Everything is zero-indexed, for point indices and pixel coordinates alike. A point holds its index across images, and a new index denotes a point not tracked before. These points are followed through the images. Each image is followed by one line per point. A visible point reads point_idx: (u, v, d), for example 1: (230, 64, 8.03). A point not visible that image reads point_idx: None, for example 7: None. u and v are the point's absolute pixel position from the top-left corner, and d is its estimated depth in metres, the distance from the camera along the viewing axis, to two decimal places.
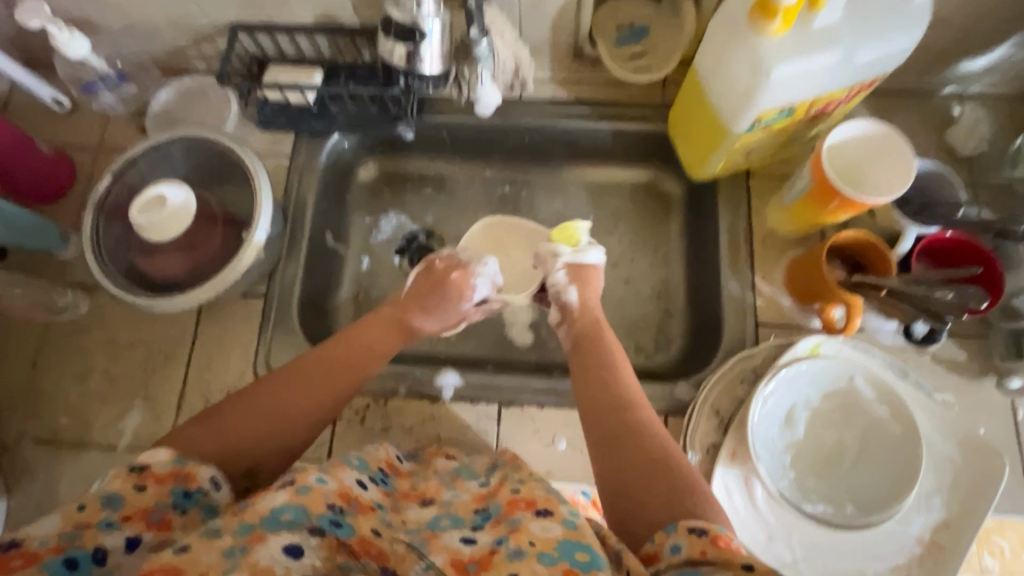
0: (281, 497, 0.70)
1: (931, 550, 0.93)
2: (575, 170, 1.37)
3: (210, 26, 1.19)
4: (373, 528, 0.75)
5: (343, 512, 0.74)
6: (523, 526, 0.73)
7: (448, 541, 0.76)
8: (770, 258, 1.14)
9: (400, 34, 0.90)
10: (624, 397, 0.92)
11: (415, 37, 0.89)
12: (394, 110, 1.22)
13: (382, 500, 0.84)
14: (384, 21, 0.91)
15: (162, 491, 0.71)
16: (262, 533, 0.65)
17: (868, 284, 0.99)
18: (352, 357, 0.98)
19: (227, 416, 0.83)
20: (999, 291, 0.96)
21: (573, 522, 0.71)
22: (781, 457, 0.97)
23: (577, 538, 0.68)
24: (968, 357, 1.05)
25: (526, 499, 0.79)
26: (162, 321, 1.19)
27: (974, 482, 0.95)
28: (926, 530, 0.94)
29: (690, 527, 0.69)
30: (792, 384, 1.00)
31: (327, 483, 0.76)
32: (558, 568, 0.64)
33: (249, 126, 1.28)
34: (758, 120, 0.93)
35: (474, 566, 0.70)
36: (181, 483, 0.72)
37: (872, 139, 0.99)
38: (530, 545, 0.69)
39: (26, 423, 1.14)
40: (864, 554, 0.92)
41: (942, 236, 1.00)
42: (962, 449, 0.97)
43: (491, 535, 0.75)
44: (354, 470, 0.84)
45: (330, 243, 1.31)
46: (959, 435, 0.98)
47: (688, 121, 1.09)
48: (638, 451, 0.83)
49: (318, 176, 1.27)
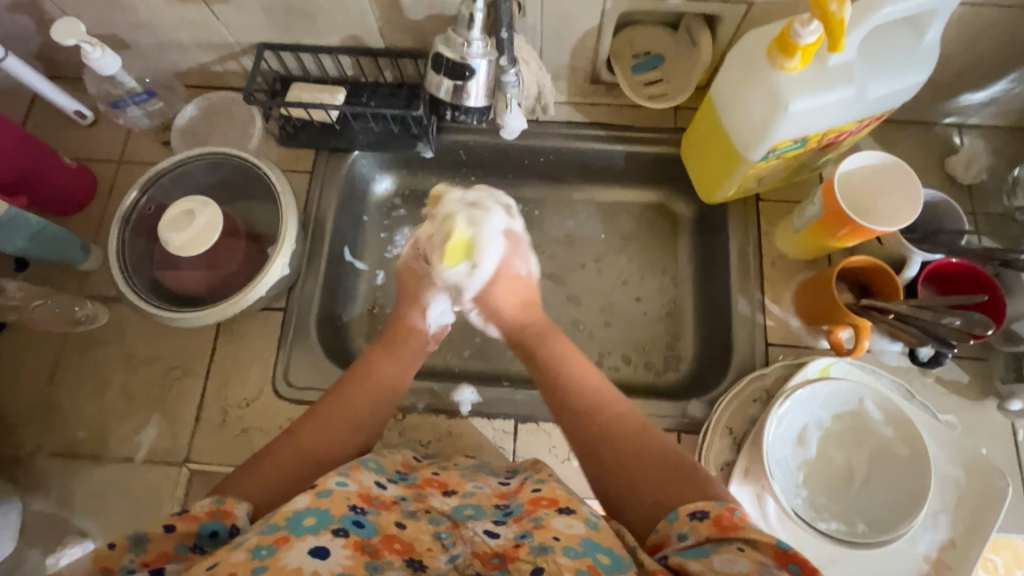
0: (304, 500, 0.72)
1: (937, 568, 0.96)
2: (587, 190, 1.41)
3: (237, 45, 1.22)
4: (395, 523, 0.77)
5: (365, 513, 0.75)
6: (546, 522, 0.73)
7: (472, 533, 0.78)
8: (780, 280, 1.18)
9: (450, 71, 0.92)
10: (591, 391, 0.94)
11: (465, 74, 0.92)
12: (415, 130, 1.25)
13: (404, 493, 0.85)
14: (435, 58, 0.93)
15: (191, 530, 0.70)
16: (288, 535, 0.67)
17: (876, 309, 1.03)
18: (368, 397, 0.99)
19: (249, 468, 0.83)
20: (1002, 317, 1.00)
21: (595, 521, 0.73)
22: (794, 476, 1.00)
23: (600, 539, 0.69)
24: (970, 380, 1.09)
25: (547, 496, 0.80)
26: (180, 333, 1.20)
27: (979, 501, 0.98)
28: (933, 548, 0.97)
29: (691, 513, 0.71)
30: (804, 405, 1.03)
31: (347, 486, 0.78)
32: (582, 562, 0.66)
33: (270, 142, 1.30)
34: (772, 150, 0.97)
35: (500, 558, 0.72)
36: (216, 519, 0.71)
37: (879, 169, 1.03)
38: (554, 540, 0.70)
39: (43, 434, 1.14)
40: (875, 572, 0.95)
41: (948, 264, 1.03)
42: (966, 469, 1.01)
43: (514, 530, 0.76)
44: (372, 472, 0.85)
45: (347, 258, 1.33)
46: (964, 453, 1.01)
47: (703, 148, 1.13)
48: (631, 445, 0.84)
49: (338, 192, 1.29)
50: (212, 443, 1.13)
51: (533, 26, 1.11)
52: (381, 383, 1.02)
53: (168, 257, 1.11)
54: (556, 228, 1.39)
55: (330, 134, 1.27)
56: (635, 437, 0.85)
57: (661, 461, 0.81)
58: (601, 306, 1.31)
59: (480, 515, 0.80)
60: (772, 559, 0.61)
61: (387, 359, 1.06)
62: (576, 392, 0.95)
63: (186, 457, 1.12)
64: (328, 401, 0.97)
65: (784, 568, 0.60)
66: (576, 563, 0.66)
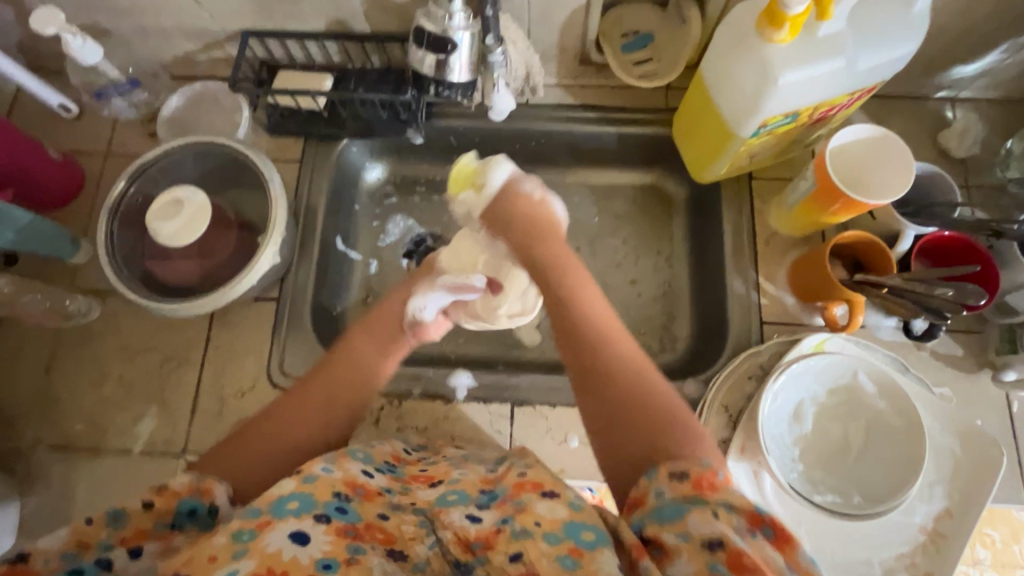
0: (288, 486, 0.72)
1: (933, 538, 0.96)
2: (580, 173, 1.40)
3: (221, 32, 1.20)
4: (378, 513, 0.77)
5: (348, 500, 0.76)
6: (528, 507, 0.74)
7: (455, 518, 0.77)
8: (774, 258, 1.17)
9: (432, 45, 0.90)
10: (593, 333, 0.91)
11: (447, 49, 0.90)
12: (405, 115, 1.24)
13: (390, 484, 0.85)
14: (416, 32, 0.90)
15: (167, 510, 0.70)
16: (270, 519, 0.68)
17: (869, 283, 1.02)
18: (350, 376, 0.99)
19: (230, 445, 0.83)
20: (995, 288, 1.00)
21: (578, 504, 0.73)
22: (790, 451, 1.01)
23: (583, 519, 0.69)
24: (964, 352, 1.09)
25: (532, 480, 0.80)
26: (174, 325, 1.20)
27: (973, 471, 0.99)
28: (929, 519, 0.97)
29: (673, 472, 0.69)
30: (800, 380, 1.03)
31: (332, 473, 0.78)
32: (563, 547, 0.66)
33: (259, 131, 1.29)
34: (763, 125, 0.97)
35: (479, 544, 0.72)
36: (195, 498, 0.72)
37: (871, 142, 1.02)
38: (535, 525, 0.71)
39: (39, 429, 1.14)
40: (870, 543, 0.96)
41: (940, 236, 1.03)
42: (961, 440, 1.01)
43: (496, 515, 0.76)
44: (358, 462, 0.85)
45: (340, 247, 1.32)
46: (959, 425, 1.02)
47: (695, 127, 1.12)
48: (629, 395, 0.82)
49: (329, 180, 1.28)
50: (210, 435, 1.12)
51: (520, 5, 1.09)
52: (368, 369, 1.01)
53: (157, 249, 1.10)
54: None
55: (319, 121, 1.26)
56: (633, 383, 0.83)
57: (651, 412, 0.79)
58: None
59: (463, 501, 0.80)
60: (746, 524, 0.61)
61: (369, 341, 1.05)
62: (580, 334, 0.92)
63: (184, 448, 1.12)
64: (309, 386, 0.95)
65: (757, 532, 0.60)
66: (558, 548, 0.66)
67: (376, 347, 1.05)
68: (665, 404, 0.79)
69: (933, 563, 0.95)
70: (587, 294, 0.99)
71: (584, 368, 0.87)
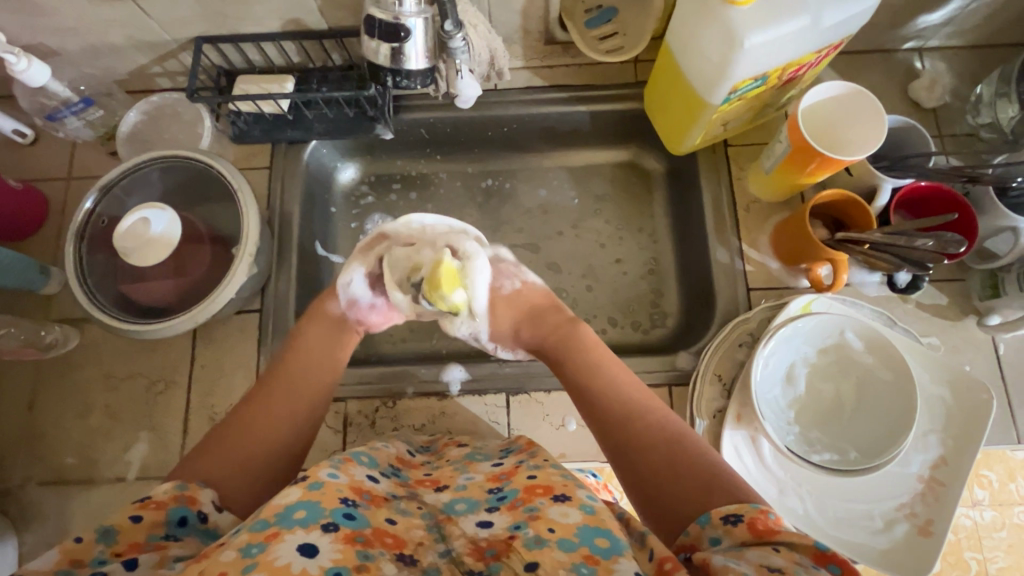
0: (295, 495, 0.70)
1: (931, 486, 0.98)
2: (556, 156, 1.38)
3: (173, 42, 1.16)
4: (386, 519, 0.76)
5: (357, 505, 0.74)
6: (541, 513, 0.74)
7: (465, 527, 0.77)
8: (755, 224, 1.17)
9: (385, 33, 0.88)
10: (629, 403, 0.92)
11: (400, 36, 0.89)
12: (371, 111, 1.21)
13: (396, 490, 0.85)
14: (367, 20, 0.88)
15: (158, 520, 0.69)
16: (279, 529, 0.65)
17: (851, 240, 1.02)
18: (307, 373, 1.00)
19: (213, 457, 0.82)
20: (974, 234, 1.00)
21: (590, 507, 0.74)
22: (785, 413, 1.02)
23: (597, 523, 0.71)
24: (948, 301, 1.11)
25: (542, 484, 0.80)
26: (156, 347, 1.17)
27: (967, 416, 1.00)
28: (925, 467, 0.99)
29: (724, 517, 0.70)
30: (791, 343, 1.03)
31: (338, 478, 0.78)
32: (579, 554, 0.67)
33: (223, 141, 1.25)
34: (733, 91, 0.96)
35: (493, 551, 0.72)
36: (183, 505, 0.71)
37: (842, 100, 1.02)
38: (550, 532, 0.71)
39: (29, 465, 1.12)
40: (867, 497, 0.98)
41: (919, 187, 1.04)
42: (952, 387, 1.02)
43: (508, 519, 0.76)
44: (364, 466, 0.85)
45: (320, 252, 1.30)
46: (950, 372, 1.02)
47: (667, 99, 1.11)
48: (671, 454, 0.83)
49: (301, 185, 1.25)
50: None
51: None
52: (321, 362, 1.03)
53: (130, 271, 1.07)
54: (528, 198, 1.37)
55: (285, 125, 1.23)
56: (668, 444, 0.84)
57: (694, 464, 0.80)
58: (582, 272, 1.30)
59: (472, 508, 0.80)
60: (812, 561, 0.60)
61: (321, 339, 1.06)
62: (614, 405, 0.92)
63: None
64: (272, 384, 0.97)
65: (824, 568, 0.59)
66: (573, 556, 0.67)
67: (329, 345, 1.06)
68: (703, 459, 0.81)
69: (933, 510, 0.96)
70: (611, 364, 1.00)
71: (618, 448, 0.88)
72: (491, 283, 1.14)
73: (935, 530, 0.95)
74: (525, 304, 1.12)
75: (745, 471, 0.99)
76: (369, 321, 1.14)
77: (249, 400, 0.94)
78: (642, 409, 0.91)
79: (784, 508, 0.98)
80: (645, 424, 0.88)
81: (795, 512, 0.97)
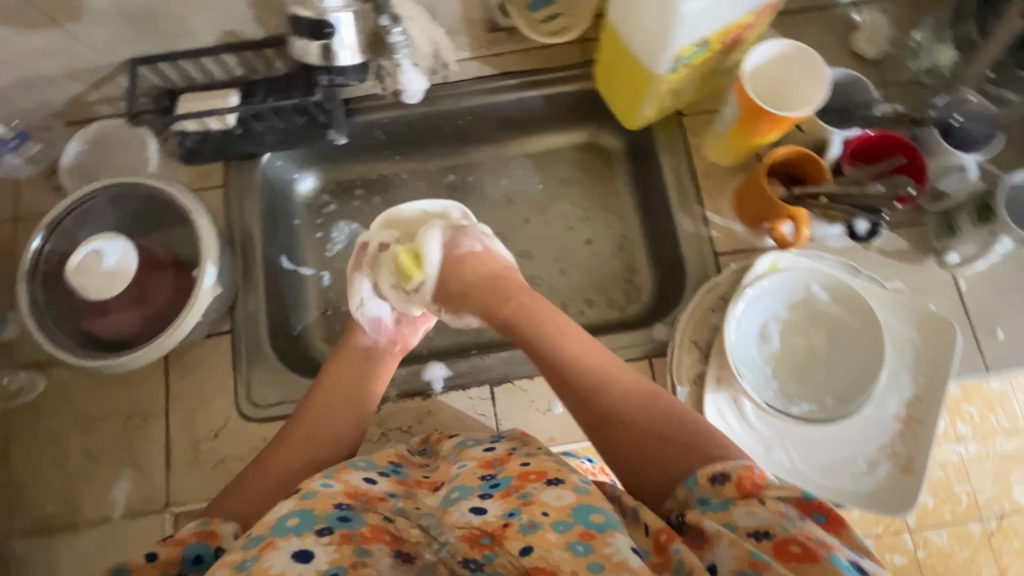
0: (285, 506, 0.72)
1: (908, 424, 1.01)
2: (516, 144, 1.36)
3: (106, 66, 1.13)
4: (383, 517, 0.76)
5: (350, 507, 0.75)
6: (535, 497, 0.72)
7: (459, 515, 0.76)
8: (716, 191, 1.19)
9: (311, 32, 0.97)
10: (597, 376, 0.93)
11: (325, 31, 0.97)
12: (322, 117, 1.18)
13: (394, 489, 0.84)
14: (294, 20, 0.97)
15: (172, 558, 0.72)
16: (271, 540, 0.66)
17: (807, 194, 1.03)
18: (341, 397, 1.03)
19: (242, 489, 0.90)
20: (924, 175, 1.02)
21: (584, 487, 0.72)
22: (763, 370, 1.03)
23: (591, 501, 0.69)
24: (909, 245, 1.13)
25: (535, 470, 0.78)
26: (128, 381, 1.14)
27: (934, 353, 1.03)
28: (901, 407, 1.02)
29: (710, 478, 0.75)
30: (760, 302, 1.05)
31: (332, 486, 0.78)
32: (573, 533, 0.66)
33: (173, 163, 1.22)
34: (677, 59, 0.97)
35: (488, 539, 0.71)
36: (202, 542, 0.76)
37: (785, 58, 1.03)
38: (543, 515, 0.69)
39: (8, 517, 1.08)
40: (850, 443, 1.00)
41: (868, 137, 1.05)
42: (918, 327, 1.05)
43: (502, 506, 0.74)
44: (360, 471, 0.85)
45: (287, 266, 1.27)
46: (915, 313, 1.05)
47: (614, 73, 1.11)
48: (648, 427, 0.85)
49: (259, 201, 1.23)
50: (190, 483, 1.09)
51: None
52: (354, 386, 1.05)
53: (91, 305, 1.05)
54: (493, 188, 1.34)
55: (234, 141, 1.16)
56: (643, 410, 0.88)
57: (668, 428, 0.84)
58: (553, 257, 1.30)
59: (466, 495, 0.78)
60: (796, 509, 0.64)
61: (349, 363, 1.07)
62: (581, 379, 0.93)
63: (166, 502, 1.08)
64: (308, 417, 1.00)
65: (808, 518, 0.62)
66: (568, 536, 0.66)
67: (361, 366, 1.08)
68: (683, 424, 0.84)
69: (911, 447, 0.99)
70: (571, 333, 0.99)
71: (590, 418, 0.90)
72: (447, 242, 1.10)
73: (916, 466, 0.98)
74: (486, 266, 1.08)
75: (730, 432, 1.01)
76: (403, 337, 1.14)
77: (287, 432, 0.99)
78: (613, 376, 0.92)
79: (773, 463, 0.99)
80: (619, 391, 0.90)
81: (782, 466, 0.99)
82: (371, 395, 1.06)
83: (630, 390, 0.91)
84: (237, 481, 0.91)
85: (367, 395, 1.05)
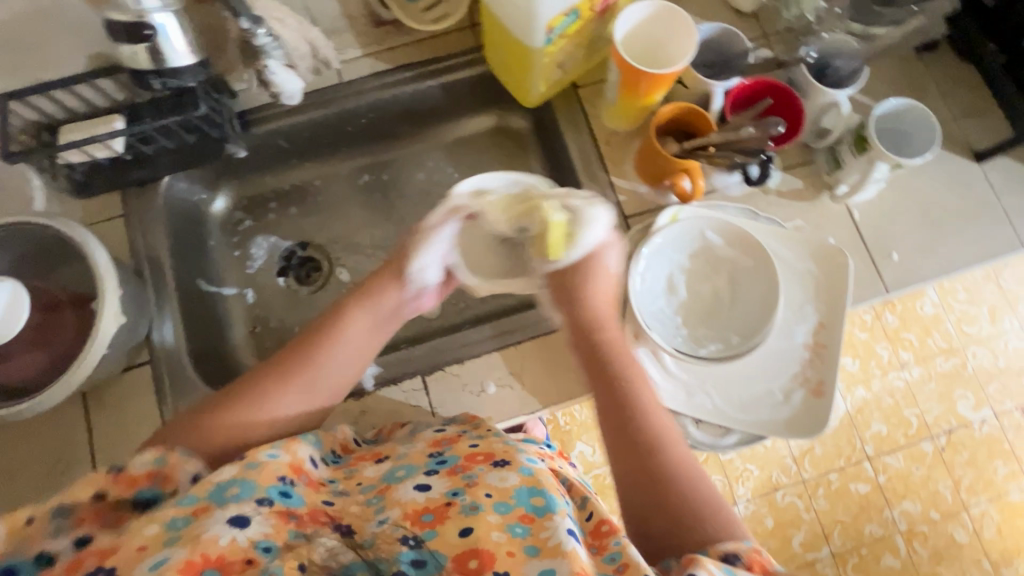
0: (229, 472, 0.70)
1: (816, 350, 1.06)
2: (425, 138, 1.38)
3: None
4: (323, 500, 0.76)
5: (294, 483, 0.74)
6: (479, 480, 0.75)
7: (403, 492, 0.76)
8: (619, 155, 1.20)
9: (129, 33, 0.92)
10: (646, 431, 0.85)
11: (145, 32, 0.92)
12: (215, 133, 1.13)
13: (335, 474, 0.84)
14: (109, 25, 0.92)
15: (122, 496, 0.72)
16: (208, 505, 0.66)
17: (698, 146, 1.07)
18: (343, 360, 0.96)
19: (269, 408, 0.88)
20: (800, 117, 1.09)
21: (529, 469, 0.77)
22: (673, 320, 1.07)
23: (533, 484, 0.74)
24: (802, 183, 1.18)
25: (484, 451, 0.81)
26: (29, 433, 1.05)
27: (833, 280, 1.08)
28: (808, 335, 1.07)
29: (722, 555, 0.70)
30: (662, 256, 1.09)
31: (279, 456, 0.76)
32: (513, 516, 0.70)
33: (60, 198, 1.16)
34: (550, 30, 1.01)
35: (430, 516, 0.71)
36: (156, 484, 0.75)
37: (656, 18, 1.07)
38: (486, 497, 0.72)
39: None
40: (763, 376, 1.05)
41: (744, 87, 1.10)
42: (816, 258, 1.10)
43: (447, 486, 0.76)
44: (308, 445, 0.83)
45: (207, 289, 1.25)
46: (811, 246, 1.10)
47: (501, 53, 1.15)
48: (665, 477, 0.80)
49: (162, 224, 1.18)
50: None
51: None
52: (349, 362, 0.97)
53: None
54: (410, 184, 1.37)
55: (128, 167, 1.13)
56: (671, 466, 0.81)
57: (682, 500, 0.78)
58: None
59: (412, 474, 0.79)
60: None
61: (364, 321, 0.99)
62: (623, 407, 0.88)
63: None
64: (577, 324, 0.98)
65: None
66: (507, 518, 0.69)
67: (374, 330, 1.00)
68: (699, 489, 0.79)
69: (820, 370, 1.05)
70: (632, 369, 0.94)
71: (644, 450, 0.83)
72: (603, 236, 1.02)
73: (825, 389, 1.03)
74: (610, 291, 1.02)
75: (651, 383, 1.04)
76: (423, 304, 1.08)
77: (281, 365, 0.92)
78: (657, 407, 0.90)
79: (694, 407, 1.04)
80: (664, 458, 0.82)
81: (703, 408, 1.04)
82: (352, 374, 0.97)
83: (677, 457, 0.82)
84: (193, 425, 0.83)
85: (358, 365, 0.97)
